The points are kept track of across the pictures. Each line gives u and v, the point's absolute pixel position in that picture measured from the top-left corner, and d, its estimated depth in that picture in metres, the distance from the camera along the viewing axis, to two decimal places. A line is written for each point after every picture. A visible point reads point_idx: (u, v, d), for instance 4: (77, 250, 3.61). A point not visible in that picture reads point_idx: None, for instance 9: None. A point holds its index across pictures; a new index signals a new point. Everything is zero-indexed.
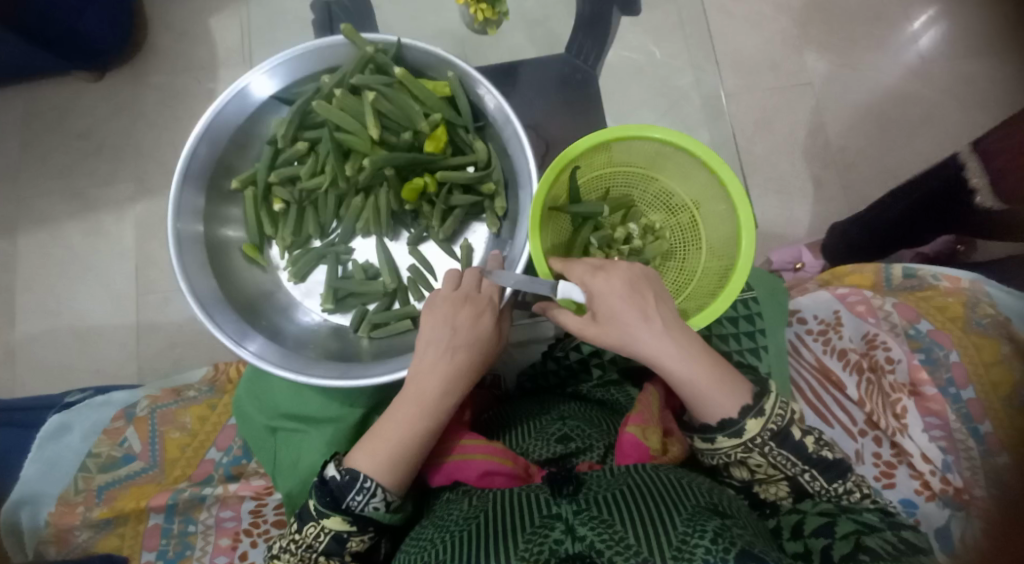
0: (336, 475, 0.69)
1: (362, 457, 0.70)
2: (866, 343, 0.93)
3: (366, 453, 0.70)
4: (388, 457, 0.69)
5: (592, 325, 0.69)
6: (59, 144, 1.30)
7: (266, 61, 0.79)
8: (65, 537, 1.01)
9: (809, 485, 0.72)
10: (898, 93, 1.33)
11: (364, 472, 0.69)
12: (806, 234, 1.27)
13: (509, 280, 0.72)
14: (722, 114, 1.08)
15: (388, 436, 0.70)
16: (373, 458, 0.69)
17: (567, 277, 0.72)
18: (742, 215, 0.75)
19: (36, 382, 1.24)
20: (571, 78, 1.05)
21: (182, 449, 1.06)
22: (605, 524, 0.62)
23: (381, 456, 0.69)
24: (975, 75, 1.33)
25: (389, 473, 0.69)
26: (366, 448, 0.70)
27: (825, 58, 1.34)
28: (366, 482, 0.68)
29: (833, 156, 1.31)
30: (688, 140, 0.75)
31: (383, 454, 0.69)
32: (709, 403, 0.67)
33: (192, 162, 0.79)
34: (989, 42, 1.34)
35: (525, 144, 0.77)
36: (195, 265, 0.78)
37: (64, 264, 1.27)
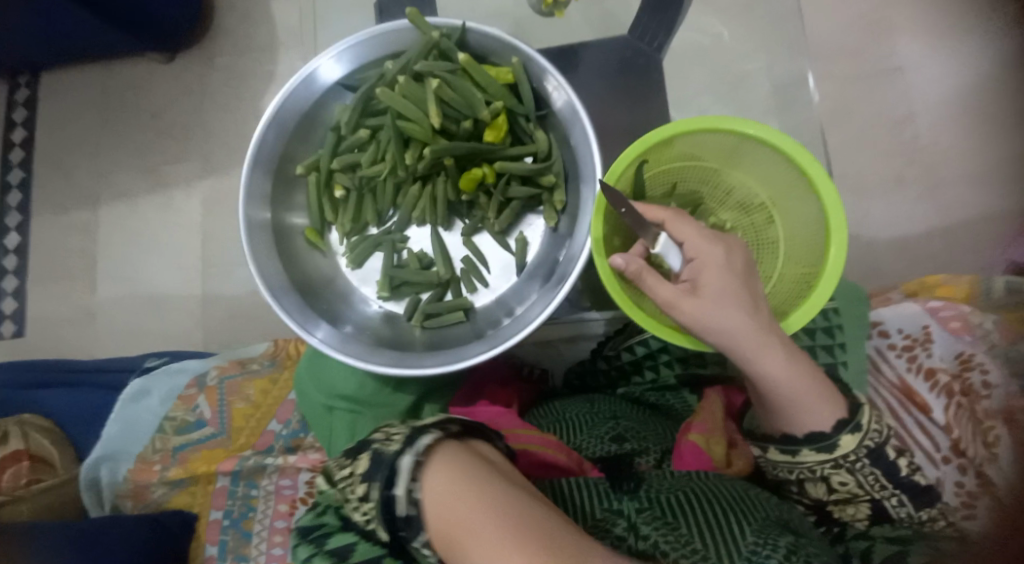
0: (400, 496, 0.54)
1: (433, 485, 0.53)
2: (959, 363, 0.81)
3: (447, 475, 0.53)
4: (447, 521, 0.51)
5: (689, 298, 0.61)
6: (138, 122, 1.37)
7: (334, 45, 0.78)
8: (142, 493, 1.08)
9: (893, 509, 0.68)
10: None
11: (426, 493, 0.53)
12: (883, 235, 1.16)
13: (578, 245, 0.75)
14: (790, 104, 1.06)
15: (444, 505, 0.52)
16: (446, 488, 0.53)
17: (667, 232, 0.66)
18: (830, 205, 0.69)
19: (114, 344, 1.32)
20: (632, 62, 1.02)
21: (246, 418, 1.10)
22: (669, 525, 0.61)
23: (445, 509, 0.52)
24: None
25: (436, 511, 0.52)
26: (453, 475, 0.53)
27: (919, 42, 1.20)
28: (417, 520, 0.53)
29: (922, 151, 1.17)
30: (766, 128, 0.70)
31: (444, 521, 0.52)
32: (799, 413, 0.63)
33: (261, 149, 0.79)
34: None
35: (592, 138, 0.73)
36: (264, 248, 0.79)
37: (140, 236, 1.35)
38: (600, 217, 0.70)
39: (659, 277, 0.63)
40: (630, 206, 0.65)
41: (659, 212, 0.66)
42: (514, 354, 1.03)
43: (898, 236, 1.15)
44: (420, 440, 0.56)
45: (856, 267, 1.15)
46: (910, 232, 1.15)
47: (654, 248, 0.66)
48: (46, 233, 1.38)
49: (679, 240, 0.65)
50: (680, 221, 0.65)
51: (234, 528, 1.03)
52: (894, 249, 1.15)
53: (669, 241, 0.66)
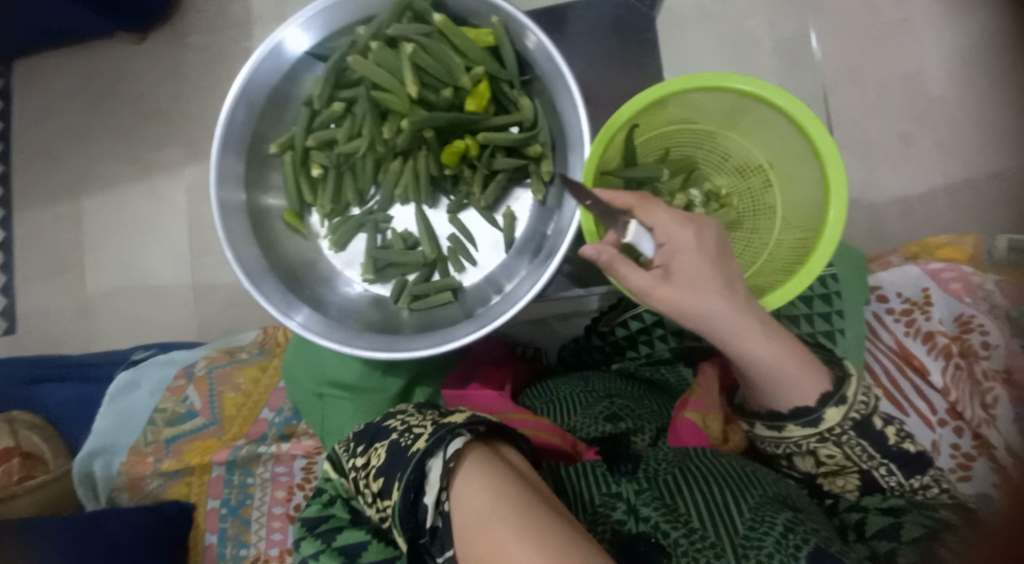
0: (428, 505, 0.53)
1: (464, 492, 0.52)
2: (959, 325, 0.81)
3: (478, 478, 0.52)
4: (473, 526, 0.50)
5: (662, 282, 0.59)
6: (114, 107, 1.32)
7: (298, 13, 0.73)
8: (139, 485, 1.06)
9: (883, 479, 0.66)
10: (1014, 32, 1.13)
11: (458, 491, 0.52)
12: (884, 197, 1.13)
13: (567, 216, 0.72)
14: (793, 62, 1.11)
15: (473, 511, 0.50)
16: (478, 489, 0.51)
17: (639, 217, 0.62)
18: (830, 162, 0.66)
19: (107, 337, 1.29)
20: (627, 22, 0.99)
21: (238, 408, 1.08)
22: (668, 507, 0.61)
23: (473, 518, 0.50)
24: None
25: (467, 503, 0.51)
26: (483, 478, 0.52)
27: None
28: (443, 530, 0.52)
29: (924, 107, 1.14)
30: (763, 83, 0.66)
31: (473, 533, 0.49)
32: (784, 390, 0.61)
33: (229, 128, 0.75)
34: None
35: (577, 100, 0.70)
36: (239, 233, 0.76)
37: (125, 226, 1.30)
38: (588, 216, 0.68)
39: (632, 264, 0.60)
40: (595, 198, 0.63)
41: (625, 198, 0.63)
42: (508, 333, 1.02)
43: (901, 197, 1.13)
44: (450, 445, 0.55)
45: (861, 230, 1.13)
46: (914, 192, 1.13)
47: (624, 238, 0.62)
48: (32, 227, 1.34)
49: (649, 227, 0.61)
50: (649, 206, 0.61)
51: (233, 516, 1.02)
52: (895, 211, 1.13)
53: (640, 228, 0.62)
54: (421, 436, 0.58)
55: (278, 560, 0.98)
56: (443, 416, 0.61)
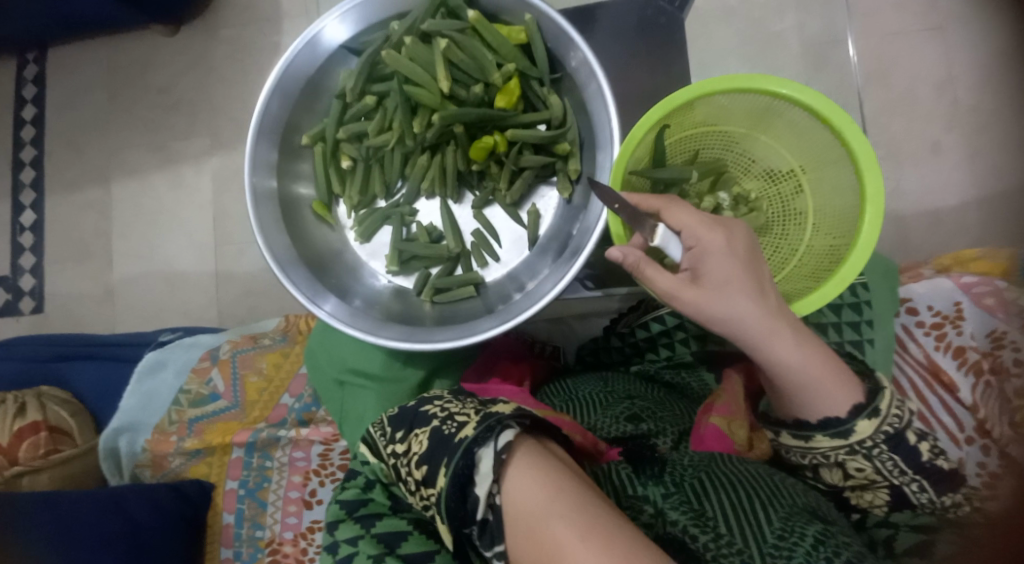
0: (479, 496, 0.53)
1: (515, 487, 0.52)
2: (991, 341, 0.78)
3: (530, 475, 0.53)
4: (528, 523, 0.50)
5: (690, 287, 0.58)
6: (146, 96, 1.34)
7: (338, 5, 0.74)
8: (160, 463, 1.09)
9: (914, 495, 0.65)
10: None
11: (511, 486, 0.53)
12: (914, 208, 1.10)
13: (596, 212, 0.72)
14: (819, 65, 1.11)
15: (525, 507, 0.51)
16: (532, 484, 0.52)
17: (666, 221, 0.62)
18: (867, 171, 0.64)
19: (131, 320, 1.32)
20: (653, 21, 0.98)
21: (260, 392, 1.10)
22: (696, 511, 0.60)
23: (530, 514, 0.50)
24: None
25: (523, 497, 0.52)
26: (536, 475, 0.52)
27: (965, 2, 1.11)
28: (493, 523, 0.53)
29: (959, 118, 1.10)
30: (798, 85, 0.65)
31: (530, 530, 0.50)
32: (811, 401, 0.61)
33: (265, 116, 0.76)
34: None
35: (609, 99, 0.69)
36: (270, 220, 0.77)
37: (152, 212, 1.33)
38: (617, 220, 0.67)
39: (659, 267, 0.59)
40: (623, 201, 0.62)
41: (653, 201, 0.63)
42: (525, 330, 1.02)
43: (931, 208, 1.10)
44: (500, 436, 0.55)
45: (885, 241, 1.10)
46: (944, 204, 1.10)
47: (652, 241, 0.62)
48: (61, 210, 1.37)
49: (677, 229, 0.61)
50: (678, 208, 0.61)
51: (251, 498, 1.04)
52: (923, 222, 1.10)
53: (669, 232, 0.61)
54: (467, 424, 0.58)
55: (292, 544, 1.00)
56: (485, 406, 0.62)
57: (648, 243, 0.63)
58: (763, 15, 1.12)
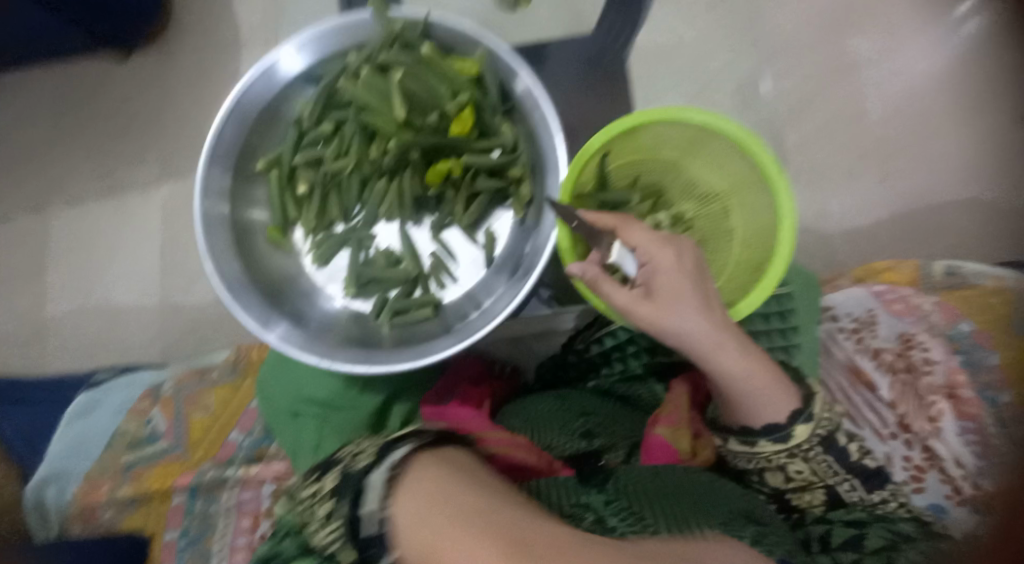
0: (369, 510, 0.53)
1: (401, 500, 0.52)
2: (902, 342, 0.85)
3: (415, 490, 0.53)
4: (410, 532, 0.50)
5: (645, 302, 0.63)
6: (92, 125, 1.32)
7: (296, 37, 0.79)
8: (91, 513, 1.03)
9: (847, 494, 0.73)
10: (951, 82, 1.22)
11: (394, 503, 0.52)
12: (836, 228, 1.21)
13: (544, 233, 0.76)
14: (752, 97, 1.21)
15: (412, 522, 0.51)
16: (416, 498, 0.52)
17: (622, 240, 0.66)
18: (784, 203, 0.71)
19: (70, 357, 1.27)
20: (598, 59, 1.05)
21: (206, 430, 1.06)
22: (637, 517, 0.61)
23: (414, 524, 0.50)
24: None
25: (406, 509, 0.51)
26: (420, 489, 0.53)
27: (873, 42, 1.24)
28: (380, 536, 0.51)
29: (874, 146, 1.22)
30: (715, 116, 0.72)
31: (411, 543, 0.50)
32: (756, 405, 0.66)
33: (219, 142, 0.79)
34: None
35: (553, 125, 0.75)
36: (221, 247, 0.78)
37: (94, 243, 1.30)
38: (564, 230, 0.72)
39: (615, 283, 0.65)
40: (580, 219, 0.69)
41: (608, 220, 0.67)
42: (485, 350, 1.05)
43: (851, 228, 1.20)
44: (396, 453, 0.58)
45: (816, 256, 1.20)
46: (864, 221, 1.20)
47: (609, 257, 0.66)
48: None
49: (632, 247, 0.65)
50: (630, 228, 0.66)
51: (193, 550, 0.99)
52: (848, 238, 1.20)
53: (624, 248, 0.65)
54: (369, 453, 0.61)
55: None
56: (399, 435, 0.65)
57: (605, 260, 0.67)
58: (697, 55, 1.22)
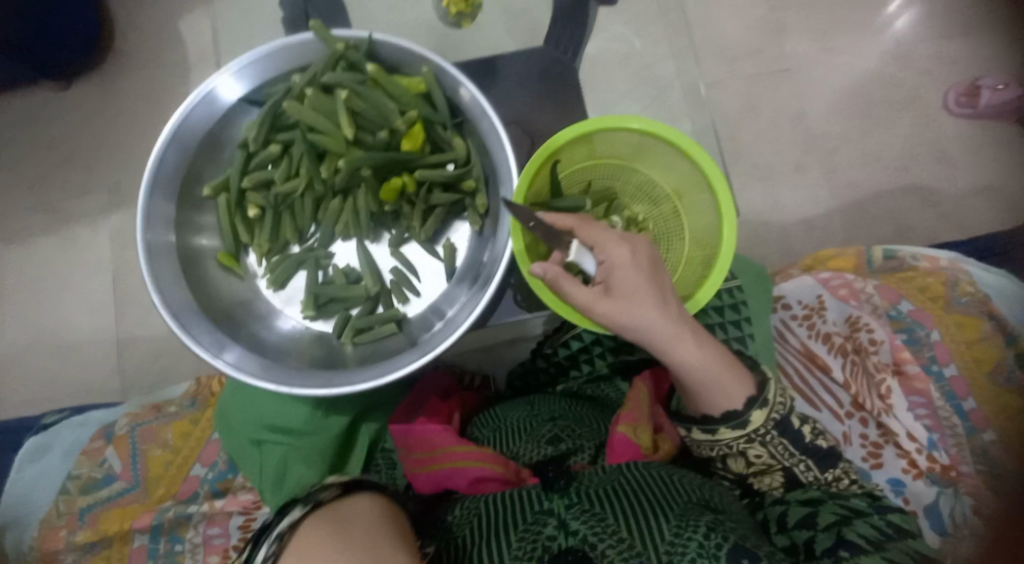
0: None
1: None
2: (850, 325, 0.90)
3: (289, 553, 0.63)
4: None
5: (603, 298, 0.65)
6: (30, 158, 1.27)
7: (232, 62, 0.77)
8: (52, 561, 0.98)
9: (803, 475, 0.73)
10: (880, 78, 1.30)
11: None
12: (790, 219, 1.24)
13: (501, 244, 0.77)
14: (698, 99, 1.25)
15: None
16: None
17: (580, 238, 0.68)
18: (725, 213, 0.74)
19: (17, 400, 1.21)
20: (550, 70, 1.08)
21: (164, 467, 1.02)
22: (596, 518, 0.64)
23: None
24: (957, 55, 1.30)
25: None
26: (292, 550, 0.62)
27: (808, 43, 1.30)
28: None
29: (815, 141, 1.28)
30: (657, 123, 0.75)
31: None
32: (714, 395, 0.67)
33: (160, 170, 0.77)
34: (969, 22, 1.30)
35: (502, 136, 0.75)
36: (167, 275, 0.76)
37: (38, 280, 1.24)
38: (518, 234, 0.74)
39: (575, 282, 0.66)
40: (537, 220, 0.69)
41: (567, 220, 0.68)
42: (453, 363, 1.05)
43: (803, 218, 1.25)
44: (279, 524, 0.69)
45: (771, 248, 1.23)
46: (813, 213, 1.25)
47: (568, 256, 0.69)
48: None
49: (588, 245, 0.67)
50: (588, 227, 0.67)
51: None
52: (801, 229, 1.24)
53: (582, 247, 0.68)
54: None
55: None
56: None
57: (565, 258, 0.69)
58: None
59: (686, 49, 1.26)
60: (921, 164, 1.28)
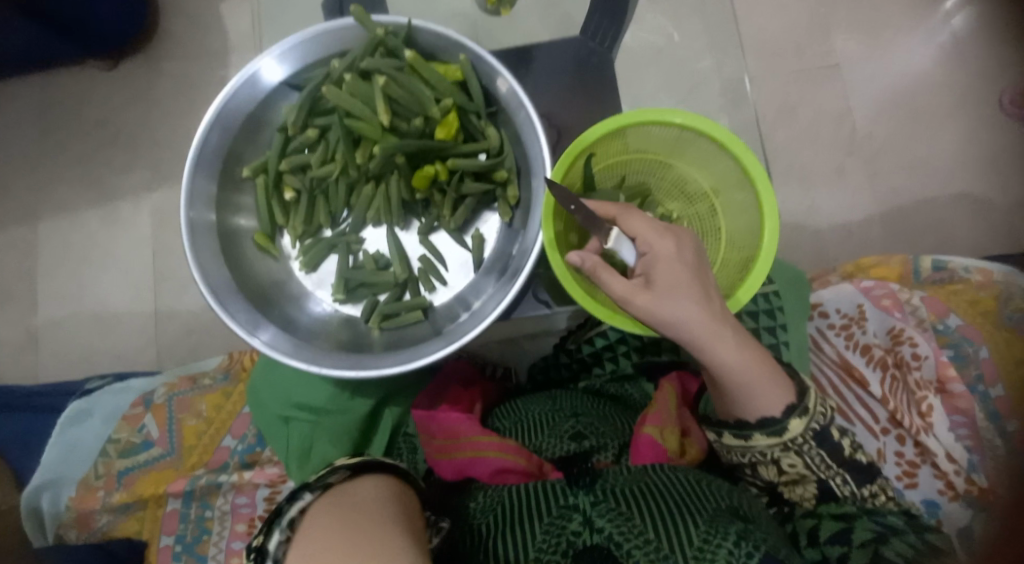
0: None
1: None
2: (891, 338, 0.87)
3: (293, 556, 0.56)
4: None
5: (643, 291, 0.63)
6: (80, 133, 1.31)
7: (275, 45, 0.78)
8: (87, 521, 1.02)
9: (839, 488, 0.70)
10: (933, 79, 1.24)
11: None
12: (828, 223, 1.20)
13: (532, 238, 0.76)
14: None
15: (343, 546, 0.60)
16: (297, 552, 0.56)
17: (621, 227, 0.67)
18: (767, 208, 0.72)
19: (58, 367, 1.26)
20: (586, 61, 1.06)
21: (198, 436, 1.06)
22: (623, 517, 0.63)
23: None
24: (1015, 58, 1.24)
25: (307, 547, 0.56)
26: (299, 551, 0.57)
27: (857, 42, 1.26)
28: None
29: (860, 143, 1.23)
30: (694, 117, 0.73)
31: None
32: (752, 399, 0.65)
33: (203, 149, 0.78)
34: None
35: (538, 129, 0.74)
36: (208, 254, 0.78)
37: (82, 251, 1.29)
38: (549, 222, 0.73)
39: (613, 273, 0.65)
40: (580, 203, 0.66)
41: (613, 208, 0.69)
42: (474, 351, 1.05)
43: (842, 223, 1.20)
44: None
45: (806, 254, 1.19)
46: (853, 217, 1.21)
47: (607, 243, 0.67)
48: None
49: (629, 235, 0.66)
50: (630, 217, 0.67)
51: (188, 553, 0.98)
52: (840, 234, 1.20)
53: (621, 235, 0.66)
54: None
55: None
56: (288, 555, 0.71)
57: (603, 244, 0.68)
58: None
59: None
60: (972, 170, 1.22)
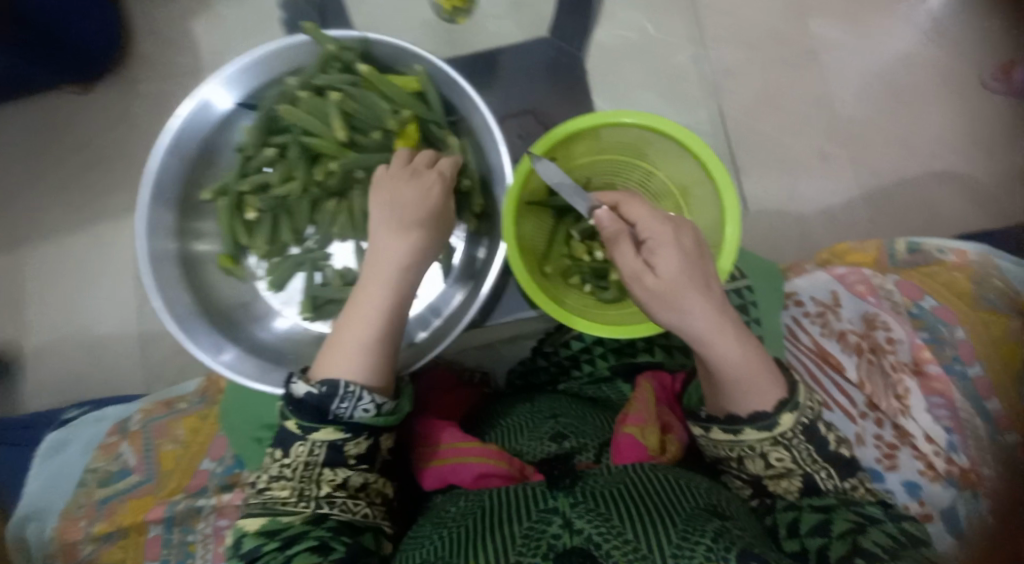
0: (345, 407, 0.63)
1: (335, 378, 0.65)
2: (866, 323, 0.88)
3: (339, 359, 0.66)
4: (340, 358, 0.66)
5: (648, 274, 0.63)
6: (52, 157, 1.28)
7: (223, 70, 0.79)
8: (72, 552, 0.99)
9: (823, 482, 0.69)
10: (909, 64, 1.25)
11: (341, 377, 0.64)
12: (811, 210, 1.21)
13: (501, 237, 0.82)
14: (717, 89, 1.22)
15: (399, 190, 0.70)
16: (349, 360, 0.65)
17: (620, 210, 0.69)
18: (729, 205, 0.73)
19: (39, 396, 1.23)
20: (560, 62, 1.14)
21: (176, 461, 1.04)
22: (602, 518, 0.62)
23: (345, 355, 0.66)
24: (986, 40, 1.25)
25: (355, 360, 0.65)
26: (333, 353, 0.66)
27: (832, 30, 1.26)
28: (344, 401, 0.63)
29: (841, 128, 1.24)
30: (646, 117, 0.75)
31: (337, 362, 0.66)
32: (749, 395, 0.66)
33: (160, 178, 0.79)
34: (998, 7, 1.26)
35: (497, 134, 0.78)
36: (170, 279, 0.78)
37: (57, 277, 1.26)
38: (510, 223, 0.73)
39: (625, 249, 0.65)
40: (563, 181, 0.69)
41: (613, 196, 0.71)
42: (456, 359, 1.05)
43: (825, 209, 1.21)
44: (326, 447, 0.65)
45: (790, 241, 1.20)
46: (834, 204, 1.22)
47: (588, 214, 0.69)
48: None
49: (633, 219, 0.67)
50: (633, 205, 0.67)
51: None
52: (823, 220, 1.21)
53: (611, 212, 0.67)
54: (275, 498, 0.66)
55: None
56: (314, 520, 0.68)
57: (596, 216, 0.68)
58: (665, 49, 1.21)
59: (706, 39, 1.23)
60: (949, 151, 1.24)
